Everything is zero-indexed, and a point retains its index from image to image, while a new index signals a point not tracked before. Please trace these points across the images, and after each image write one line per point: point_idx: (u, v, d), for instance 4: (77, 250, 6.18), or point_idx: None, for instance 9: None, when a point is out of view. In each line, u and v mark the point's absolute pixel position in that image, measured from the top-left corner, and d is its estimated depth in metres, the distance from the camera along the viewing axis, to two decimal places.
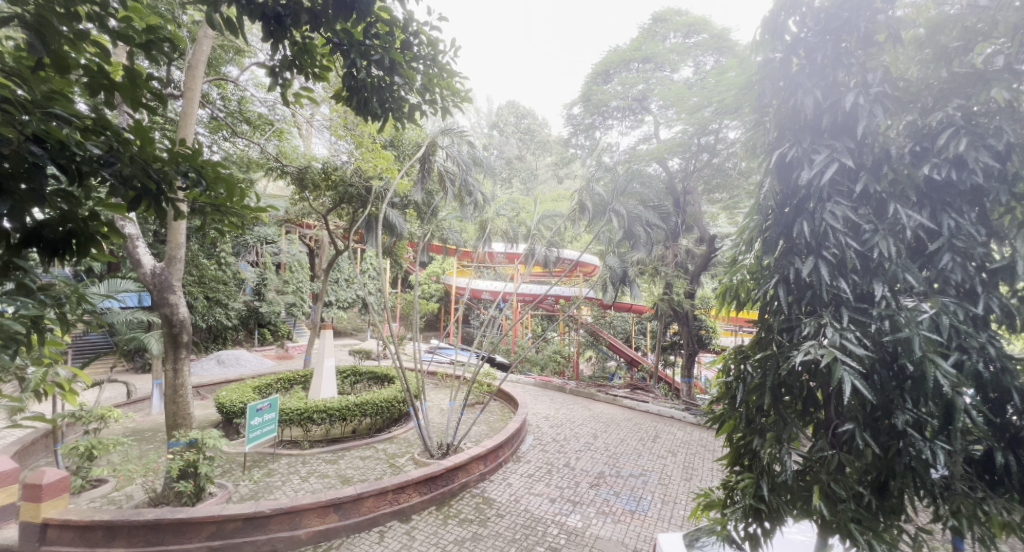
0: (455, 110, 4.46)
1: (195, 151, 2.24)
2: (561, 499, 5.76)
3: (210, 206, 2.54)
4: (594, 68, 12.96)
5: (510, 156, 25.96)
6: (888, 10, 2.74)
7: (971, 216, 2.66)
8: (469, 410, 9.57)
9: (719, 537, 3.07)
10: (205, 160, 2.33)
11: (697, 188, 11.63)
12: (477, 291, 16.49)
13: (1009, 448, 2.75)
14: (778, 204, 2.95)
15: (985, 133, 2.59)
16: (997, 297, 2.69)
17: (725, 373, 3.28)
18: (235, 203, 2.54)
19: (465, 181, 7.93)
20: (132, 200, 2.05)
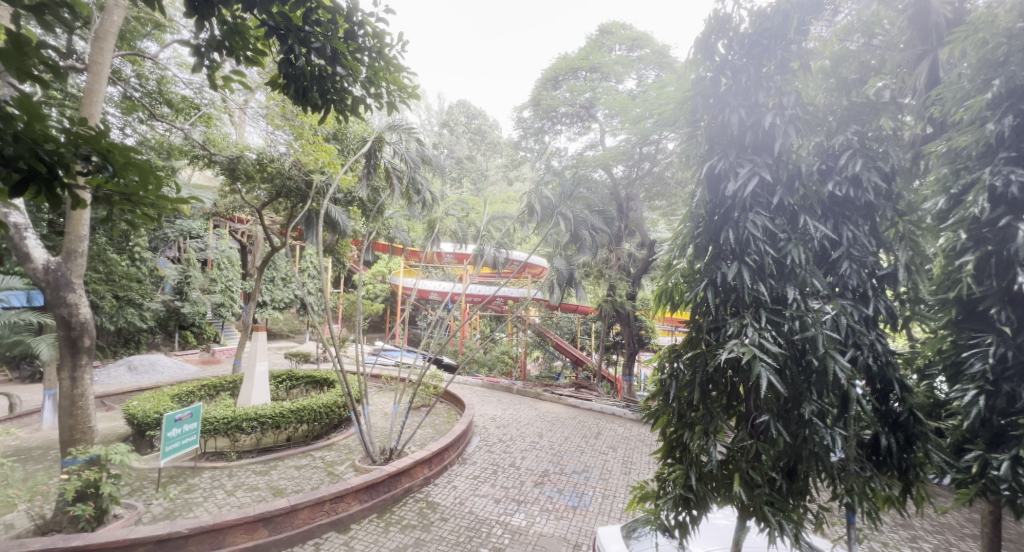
0: (402, 106, 4.30)
1: (99, 132, 1.99)
2: (505, 499, 5.80)
3: (118, 195, 2.23)
4: (543, 73, 13.09)
5: (461, 156, 25.62)
6: (801, 42, 3.04)
7: (865, 228, 3.05)
8: (414, 414, 9.36)
9: (653, 526, 3.25)
10: (113, 143, 2.09)
11: (638, 195, 12.23)
12: (424, 292, 16.10)
13: (891, 431, 3.19)
14: (708, 212, 3.19)
15: (875, 157, 2.98)
16: (884, 301, 3.11)
17: (660, 371, 3.46)
18: (149, 193, 2.27)
19: (413, 179, 7.73)
20: (15, 184, 1.78)
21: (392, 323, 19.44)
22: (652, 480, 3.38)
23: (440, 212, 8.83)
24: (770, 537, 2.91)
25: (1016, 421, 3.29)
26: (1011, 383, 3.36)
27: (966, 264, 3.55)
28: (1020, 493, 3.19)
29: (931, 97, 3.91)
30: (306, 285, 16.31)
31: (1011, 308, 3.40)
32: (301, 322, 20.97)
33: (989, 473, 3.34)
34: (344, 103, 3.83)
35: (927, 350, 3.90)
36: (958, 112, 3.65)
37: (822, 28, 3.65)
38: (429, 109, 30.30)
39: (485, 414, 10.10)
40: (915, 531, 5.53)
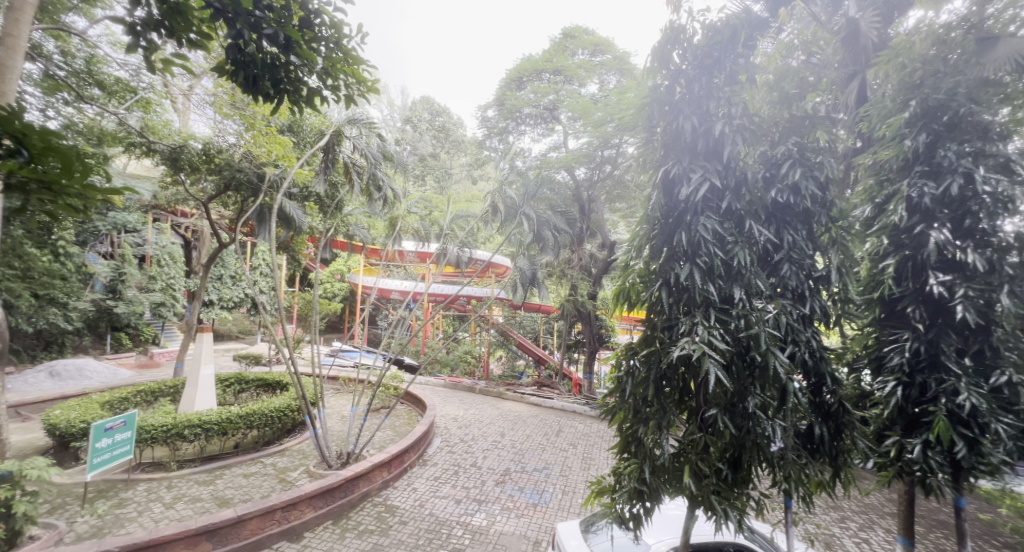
0: (361, 100, 4.13)
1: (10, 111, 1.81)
2: (466, 499, 5.78)
3: (35, 183, 1.93)
4: (508, 74, 13.08)
5: (424, 153, 25.15)
6: (748, 56, 3.24)
7: (802, 233, 3.30)
8: (373, 416, 9.13)
9: (609, 519, 3.35)
10: (29, 125, 1.91)
11: (599, 198, 12.53)
12: (385, 291, 15.89)
13: (824, 421, 3.46)
14: (662, 215, 3.32)
15: (812, 167, 3.24)
16: (818, 300, 3.38)
17: (616, 368, 3.55)
18: (74, 181, 1.98)
19: (374, 175, 7.50)
20: None
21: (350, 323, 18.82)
22: (608, 474, 3.48)
23: (403, 210, 8.62)
24: (716, 525, 3.07)
25: (927, 409, 3.66)
26: (924, 374, 3.72)
27: (888, 267, 3.89)
28: (930, 473, 3.54)
29: (860, 114, 4.26)
30: (257, 284, 15.43)
31: (924, 307, 3.77)
32: (252, 322, 19.89)
33: (904, 456, 3.70)
34: (299, 93, 3.66)
35: (854, 345, 4.25)
36: (882, 129, 4.02)
37: (768, 44, 3.89)
38: (392, 104, 29.53)
39: (447, 414, 10.01)
40: (845, 512, 6.02)
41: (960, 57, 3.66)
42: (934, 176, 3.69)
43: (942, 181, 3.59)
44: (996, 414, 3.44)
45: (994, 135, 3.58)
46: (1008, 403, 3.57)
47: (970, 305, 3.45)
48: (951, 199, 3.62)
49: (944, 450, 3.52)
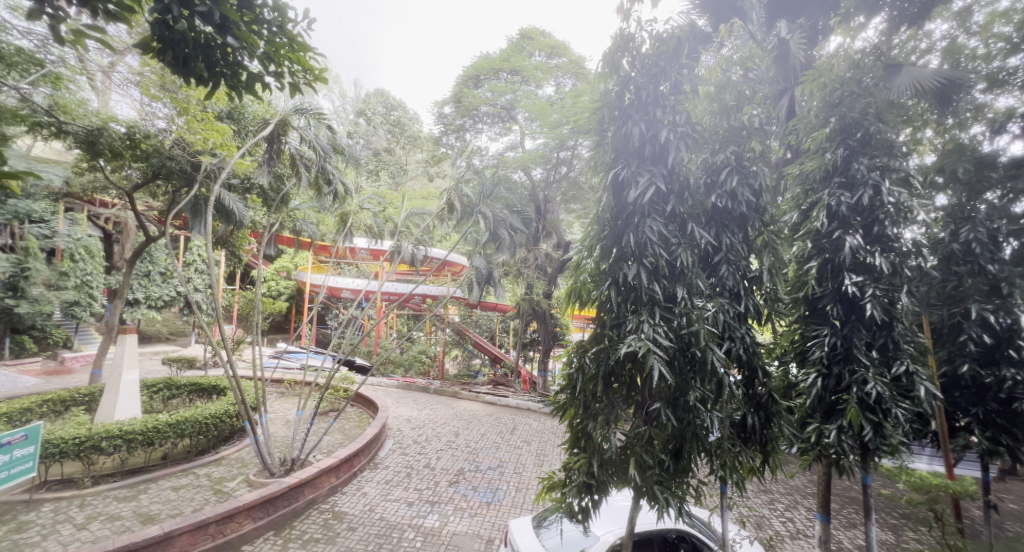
0: (308, 89, 3.92)
1: None
2: (419, 501, 5.68)
3: None
4: (464, 71, 12.97)
5: (379, 148, 24.40)
6: (691, 68, 3.42)
7: (738, 237, 3.55)
8: (321, 419, 8.76)
9: (560, 513, 3.42)
10: None
11: (554, 198, 12.78)
12: (334, 289, 15.13)
13: (755, 411, 3.74)
14: (612, 217, 3.42)
15: (747, 175, 3.49)
16: (751, 299, 3.64)
17: (568, 365, 3.61)
18: None
19: (323, 168, 7.14)
20: None
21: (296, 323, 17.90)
22: (559, 469, 3.55)
23: (355, 205, 8.30)
24: (659, 513, 3.23)
25: (842, 397, 4.04)
26: (840, 366, 4.11)
27: (811, 269, 4.25)
28: (843, 455, 3.93)
29: (789, 127, 4.62)
30: (190, 282, 14.23)
31: (841, 305, 4.15)
32: (184, 323, 18.40)
33: (822, 440, 4.08)
34: (237, 78, 3.41)
35: (783, 341, 4.61)
36: (807, 143, 4.39)
37: (710, 57, 4.14)
38: (344, 96, 28.39)
39: (400, 415, 9.79)
40: (773, 495, 6.53)
41: (872, 81, 4.10)
42: (849, 187, 4.08)
43: (856, 192, 3.98)
44: (897, 401, 3.87)
45: (899, 152, 4.02)
46: (906, 390, 4.02)
47: (877, 304, 3.86)
48: (862, 208, 4.02)
49: (855, 434, 3.91)
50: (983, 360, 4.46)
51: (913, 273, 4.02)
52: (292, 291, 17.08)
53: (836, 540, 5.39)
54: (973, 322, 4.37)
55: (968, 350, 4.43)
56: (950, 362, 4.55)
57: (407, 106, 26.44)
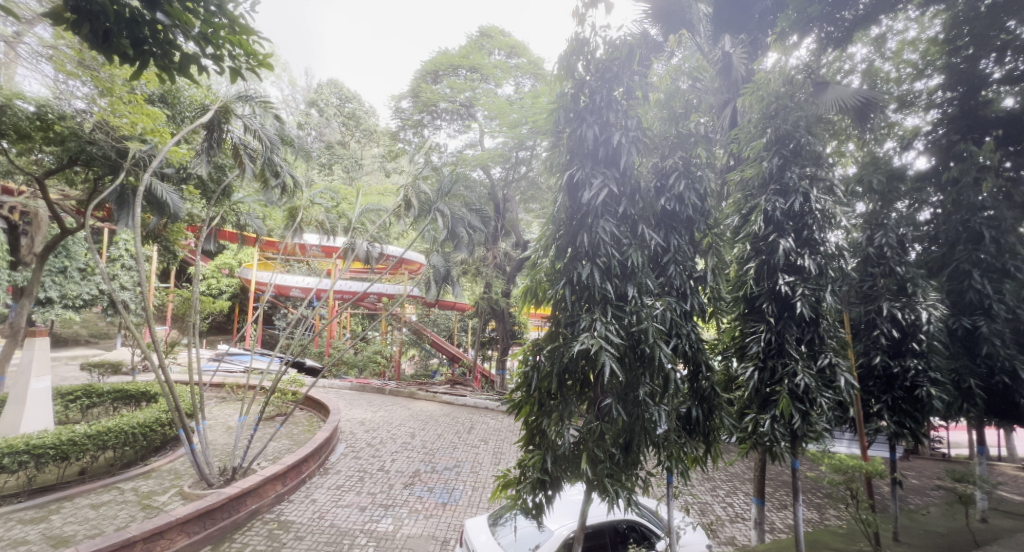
0: (249, 75, 3.67)
1: None
2: (372, 505, 5.53)
3: None
4: (423, 65, 12.79)
5: (332, 141, 23.48)
6: (641, 75, 3.55)
7: (684, 238, 3.73)
8: (266, 425, 8.31)
9: (515, 511, 3.43)
10: None
11: (513, 198, 12.88)
12: (282, 288, 14.33)
13: (699, 403, 3.95)
14: (568, 217, 3.46)
15: (692, 180, 3.68)
16: (696, 297, 3.83)
17: (523, 363, 3.64)
18: None
19: (270, 160, 6.78)
20: None
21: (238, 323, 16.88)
22: (514, 467, 3.54)
23: (306, 199, 7.92)
24: (609, 505, 3.33)
25: (775, 389, 4.34)
26: (773, 359, 4.42)
27: (750, 269, 4.52)
28: (776, 442, 4.24)
29: (732, 136, 4.89)
30: (115, 279, 12.98)
31: (775, 303, 4.46)
32: (107, 324, 16.81)
33: (758, 429, 4.38)
34: (169, 58, 3.14)
35: (725, 337, 4.88)
36: (747, 151, 4.68)
37: (661, 66, 4.32)
38: (294, 85, 26.99)
39: (353, 417, 9.48)
40: (715, 482, 6.94)
41: (803, 97, 4.45)
42: (783, 194, 4.38)
43: (789, 198, 4.29)
44: (822, 391, 4.22)
45: (825, 162, 4.38)
46: (829, 381, 4.39)
47: (805, 302, 4.18)
48: (794, 213, 4.33)
49: (785, 423, 4.23)
50: (893, 352, 4.96)
51: (836, 274, 4.39)
52: (233, 290, 16.08)
53: (770, 521, 5.81)
54: (885, 318, 4.84)
55: (880, 343, 4.91)
56: (864, 355, 5.03)
57: (362, 99, 25.49)
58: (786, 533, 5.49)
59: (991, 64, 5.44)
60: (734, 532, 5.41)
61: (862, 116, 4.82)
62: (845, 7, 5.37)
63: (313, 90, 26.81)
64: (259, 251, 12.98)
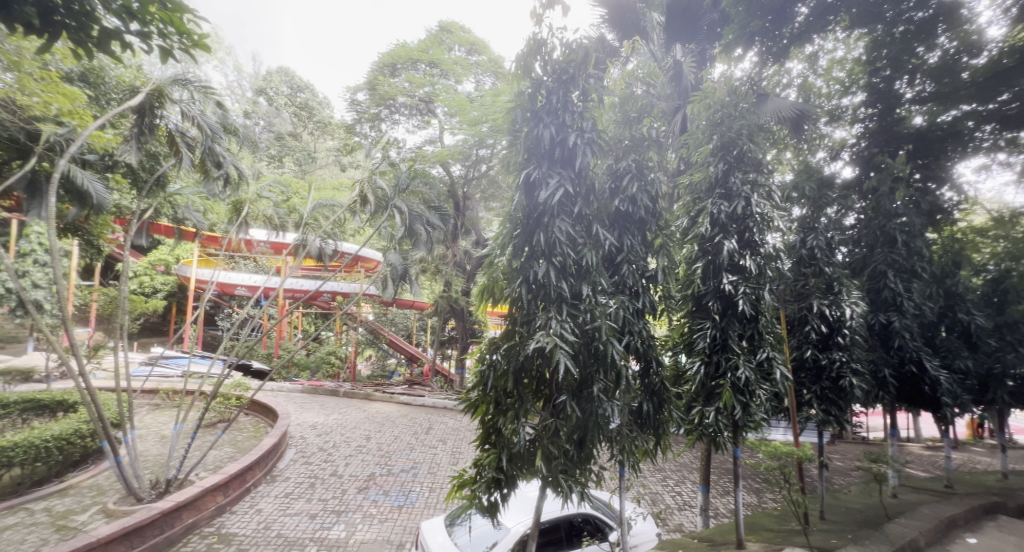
0: (181, 55, 3.42)
1: None
2: (323, 512, 5.32)
3: None
4: (380, 58, 12.47)
5: (283, 132, 22.44)
6: (597, 79, 3.64)
7: (636, 239, 3.87)
8: (206, 432, 7.80)
9: (469, 511, 3.38)
10: None
11: (473, 196, 13.03)
12: (226, 285, 13.61)
13: (649, 398, 4.11)
14: (524, 216, 3.46)
15: (644, 183, 3.83)
16: (647, 295, 3.99)
17: (479, 362, 3.62)
18: None
19: (211, 149, 6.38)
20: None
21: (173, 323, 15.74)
22: (469, 466, 3.50)
23: (253, 193, 7.50)
24: (563, 501, 3.37)
25: (719, 382, 4.58)
26: (718, 354, 4.66)
27: (697, 268, 4.76)
28: (719, 432, 4.49)
29: (682, 141, 5.14)
30: (27, 276, 11.72)
31: (719, 301, 4.70)
32: (18, 327, 15.14)
33: (703, 421, 4.61)
34: (86, 32, 2.96)
35: (675, 334, 5.09)
36: (696, 156, 4.92)
37: (616, 71, 4.47)
38: (241, 71, 25.47)
39: (305, 421, 9.10)
40: (665, 473, 7.28)
41: (747, 106, 4.69)
42: (728, 198, 4.64)
43: (733, 202, 4.55)
44: (760, 383, 4.51)
45: (765, 169, 4.67)
46: (767, 374, 4.70)
47: (746, 300, 4.45)
48: (737, 216, 4.59)
49: (728, 414, 4.48)
50: (822, 346, 5.39)
51: (774, 274, 4.70)
52: (170, 288, 15.01)
53: (714, 507, 6.16)
54: (815, 314, 5.25)
55: (810, 338, 5.33)
56: (798, 348, 5.44)
57: (315, 89, 24.36)
58: (728, 517, 5.84)
59: (904, 86, 6.04)
60: (681, 519, 5.68)
61: (797, 127, 5.20)
62: (783, 25, 5.84)
63: (262, 77, 25.38)
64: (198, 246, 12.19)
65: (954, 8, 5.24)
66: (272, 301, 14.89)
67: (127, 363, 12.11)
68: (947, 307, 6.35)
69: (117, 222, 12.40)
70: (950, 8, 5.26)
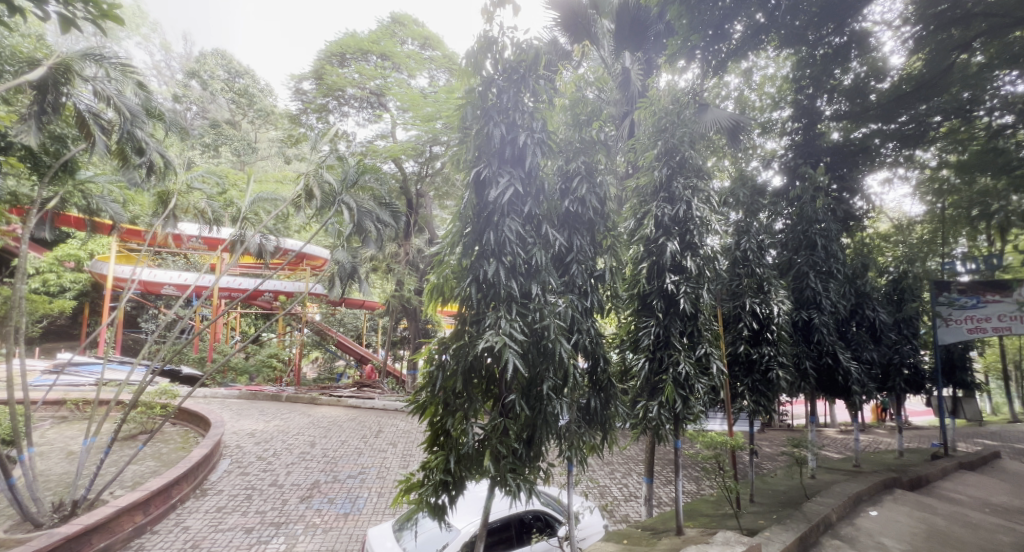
0: (90, 24, 3.07)
1: None
2: (260, 526, 5.01)
3: None
4: (328, 46, 11.95)
5: (218, 119, 20.94)
6: (547, 81, 3.69)
7: (584, 239, 3.97)
8: (125, 446, 7.08)
9: (415, 516, 3.29)
10: None
11: (426, 193, 13.05)
12: (151, 284, 12.38)
13: (596, 394, 4.23)
14: (474, 214, 3.43)
15: (593, 186, 3.93)
16: (595, 294, 4.10)
17: (428, 363, 3.55)
18: None
19: (131, 134, 5.81)
20: None
21: (84, 326, 14.19)
22: (417, 470, 3.42)
23: (182, 182, 6.70)
24: (511, 500, 3.36)
25: (662, 378, 4.79)
26: (661, 351, 4.88)
27: (642, 268, 4.95)
28: (661, 425, 4.70)
29: (630, 146, 5.36)
30: None
31: (663, 300, 4.91)
32: None
33: (648, 415, 4.80)
34: None
35: (621, 332, 5.27)
36: (642, 160, 5.14)
37: (567, 74, 4.56)
38: (168, 49, 23.42)
39: (242, 429, 8.53)
40: (613, 466, 7.57)
41: (689, 115, 4.94)
42: (671, 202, 4.87)
43: (675, 206, 4.78)
44: (698, 377, 4.77)
45: (704, 174, 4.94)
46: (704, 368, 4.98)
47: (686, 298, 4.70)
48: (679, 220, 4.81)
49: (669, 407, 4.71)
50: (753, 341, 5.79)
51: (711, 274, 4.98)
52: (80, 287, 13.52)
53: (658, 496, 6.48)
54: (748, 311, 5.66)
55: (742, 335, 5.72)
56: (732, 344, 5.82)
57: (255, 74, 22.88)
58: (670, 506, 6.16)
59: (824, 103, 6.65)
60: (627, 510, 5.91)
61: (733, 136, 5.63)
62: (721, 41, 6.00)
63: (193, 58, 23.53)
64: (117, 241, 11.05)
65: (864, 36, 5.72)
66: (204, 301, 13.85)
67: (27, 371, 10.77)
68: (857, 305, 7.07)
69: (15, 212, 10.99)
70: (861, 36, 5.72)
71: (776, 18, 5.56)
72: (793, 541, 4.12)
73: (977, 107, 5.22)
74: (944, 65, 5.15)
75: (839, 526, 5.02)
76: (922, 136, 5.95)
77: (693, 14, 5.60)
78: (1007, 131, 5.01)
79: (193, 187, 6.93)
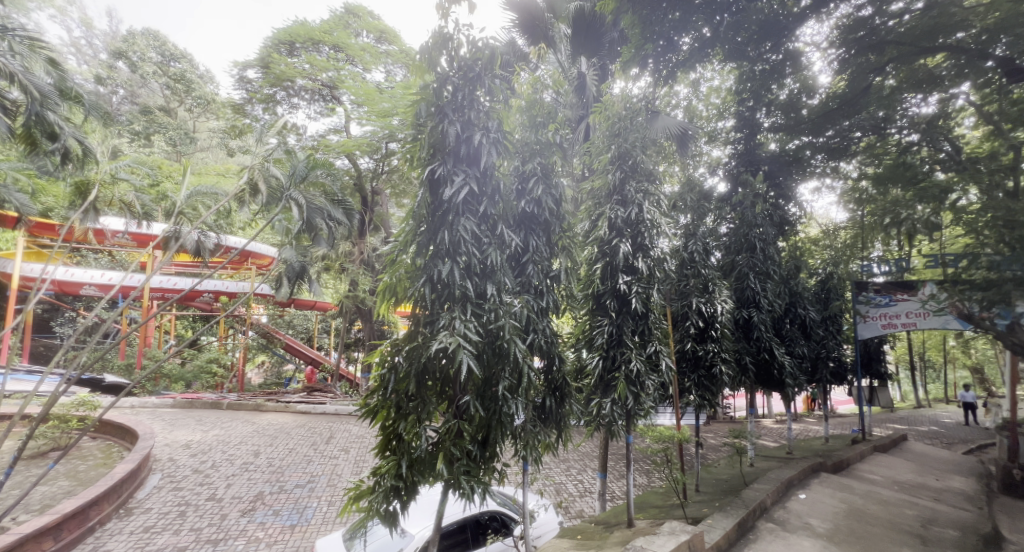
0: None
1: None
2: (196, 543, 4.66)
3: None
4: (276, 33, 11.35)
5: (149, 104, 19.28)
6: (503, 80, 3.68)
7: (540, 239, 4.00)
8: (38, 463, 6.37)
9: (365, 524, 3.16)
10: None
11: (381, 191, 12.73)
12: (67, 283, 11.15)
13: (551, 393, 4.27)
14: (429, 213, 3.37)
15: (549, 187, 3.97)
16: (550, 294, 4.14)
17: (379, 366, 3.43)
18: None
19: (42, 116, 5.22)
20: None
21: None
22: (367, 476, 3.30)
23: (105, 173, 5.96)
24: (464, 502, 3.31)
25: (614, 374, 4.92)
26: (614, 349, 5.00)
27: (597, 269, 5.06)
28: (613, 420, 4.84)
29: (585, 148, 5.48)
30: None
31: (616, 300, 5.04)
32: None
33: (602, 411, 4.90)
34: None
35: (576, 331, 5.37)
36: (597, 163, 5.26)
37: (525, 76, 4.58)
38: (90, 25, 21.25)
39: (177, 440, 7.91)
40: (568, 463, 7.71)
41: (641, 120, 5.12)
42: (624, 205, 5.00)
43: (628, 208, 4.90)
44: (649, 374, 4.92)
45: (655, 178, 5.12)
46: (655, 365, 5.16)
47: (637, 297, 4.85)
48: (632, 222, 4.94)
49: (620, 403, 4.85)
50: (699, 338, 6.07)
51: (660, 274, 5.17)
52: None
53: (611, 490, 6.65)
54: (694, 310, 5.94)
55: (689, 332, 6.00)
56: (680, 342, 6.08)
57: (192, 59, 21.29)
58: (622, 499, 6.36)
59: (763, 116, 7.08)
60: (581, 505, 6.05)
61: (682, 143, 5.93)
62: (672, 52, 6.28)
63: (119, 36, 21.56)
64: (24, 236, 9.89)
65: (797, 55, 6.16)
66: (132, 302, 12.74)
67: None
68: (791, 304, 7.64)
69: None
70: (794, 55, 6.15)
71: (721, 32, 5.85)
72: (732, 527, 4.35)
73: (890, 124, 5.88)
74: (862, 85, 5.75)
75: (773, 510, 5.38)
76: (846, 149, 6.56)
77: (644, 25, 5.95)
78: (913, 148, 5.61)
79: (117, 177, 6.27)
